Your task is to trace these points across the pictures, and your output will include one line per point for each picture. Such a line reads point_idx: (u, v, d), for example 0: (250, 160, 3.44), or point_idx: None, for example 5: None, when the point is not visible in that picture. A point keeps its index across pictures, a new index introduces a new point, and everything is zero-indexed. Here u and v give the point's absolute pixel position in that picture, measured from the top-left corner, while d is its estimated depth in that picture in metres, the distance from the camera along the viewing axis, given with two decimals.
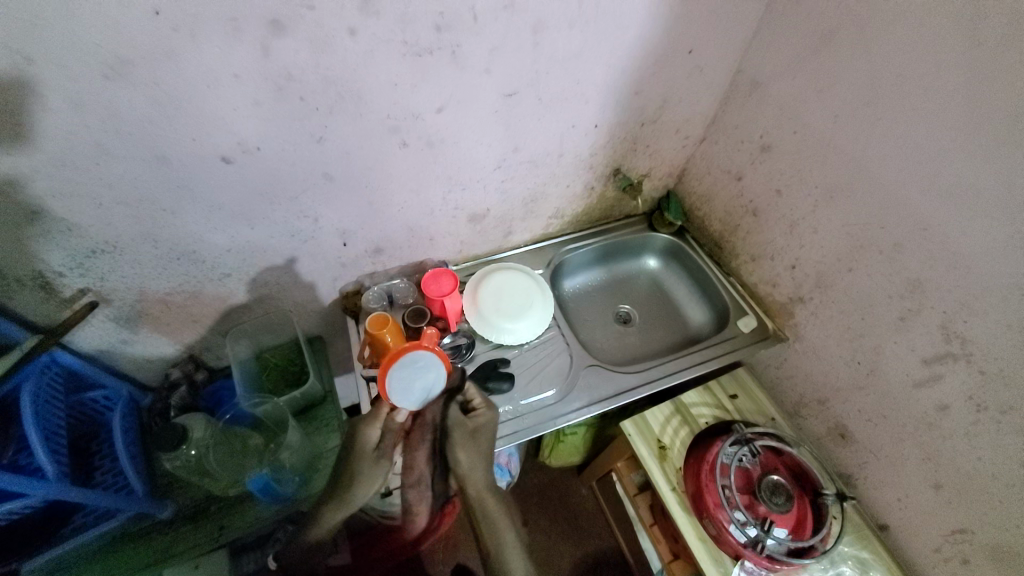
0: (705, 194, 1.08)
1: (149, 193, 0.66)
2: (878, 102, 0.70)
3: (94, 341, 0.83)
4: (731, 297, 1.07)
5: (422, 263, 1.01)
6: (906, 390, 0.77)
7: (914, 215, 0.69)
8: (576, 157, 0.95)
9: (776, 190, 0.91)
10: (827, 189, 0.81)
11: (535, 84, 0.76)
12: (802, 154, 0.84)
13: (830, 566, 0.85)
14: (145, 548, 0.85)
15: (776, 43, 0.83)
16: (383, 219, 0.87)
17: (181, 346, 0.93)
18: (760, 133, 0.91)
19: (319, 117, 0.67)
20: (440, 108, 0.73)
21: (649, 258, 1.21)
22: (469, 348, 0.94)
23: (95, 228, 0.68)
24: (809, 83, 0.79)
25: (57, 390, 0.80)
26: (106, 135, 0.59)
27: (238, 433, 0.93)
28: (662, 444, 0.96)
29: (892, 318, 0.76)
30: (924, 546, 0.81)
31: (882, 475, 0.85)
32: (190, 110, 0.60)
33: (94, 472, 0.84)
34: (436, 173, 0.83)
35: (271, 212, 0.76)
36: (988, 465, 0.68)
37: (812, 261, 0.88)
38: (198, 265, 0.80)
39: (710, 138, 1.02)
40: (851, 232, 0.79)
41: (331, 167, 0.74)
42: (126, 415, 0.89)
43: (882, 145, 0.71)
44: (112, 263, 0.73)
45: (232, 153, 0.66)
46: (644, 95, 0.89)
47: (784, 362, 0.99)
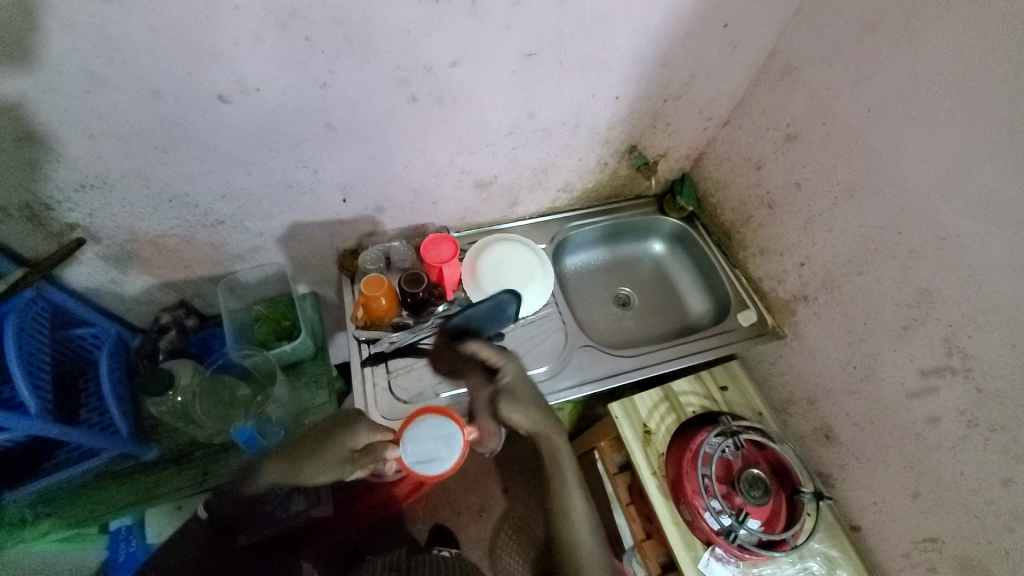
0: (721, 181, 1.05)
1: (142, 129, 0.63)
2: (916, 100, 0.66)
3: (84, 279, 0.82)
4: (734, 289, 1.05)
5: (423, 227, 0.98)
6: (899, 399, 0.77)
7: (936, 224, 0.67)
8: (592, 130, 0.91)
9: (795, 183, 0.88)
10: (848, 187, 0.78)
11: (556, 46, 0.72)
12: (828, 148, 0.80)
13: (797, 559, 0.87)
14: (130, 485, 0.88)
15: (817, 24, 0.77)
16: (385, 178, 0.83)
17: (172, 290, 0.92)
18: (787, 122, 0.86)
19: (325, 61, 0.63)
20: (454, 63, 0.68)
21: (655, 241, 1.18)
22: (464, 318, 0.92)
23: (85, 161, 0.64)
24: (846, 72, 0.74)
25: (43, 324, 0.78)
26: (96, 62, 0.54)
27: (225, 384, 0.91)
28: (647, 428, 0.96)
29: (895, 326, 0.75)
30: (893, 549, 0.83)
31: (861, 478, 0.86)
32: (186, 42, 0.55)
33: (80, 410, 0.84)
34: (445, 133, 0.79)
35: (268, 160, 0.73)
36: (969, 480, 0.69)
37: (822, 261, 0.86)
38: (192, 210, 0.77)
39: (734, 122, 0.98)
40: (867, 235, 0.77)
41: (334, 116, 0.70)
42: (114, 354, 0.87)
43: (914, 147, 0.67)
44: (101, 200, 0.70)
45: (230, 93, 0.62)
46: (671, 69, 0.84)
47: (779, 359, 0.99)
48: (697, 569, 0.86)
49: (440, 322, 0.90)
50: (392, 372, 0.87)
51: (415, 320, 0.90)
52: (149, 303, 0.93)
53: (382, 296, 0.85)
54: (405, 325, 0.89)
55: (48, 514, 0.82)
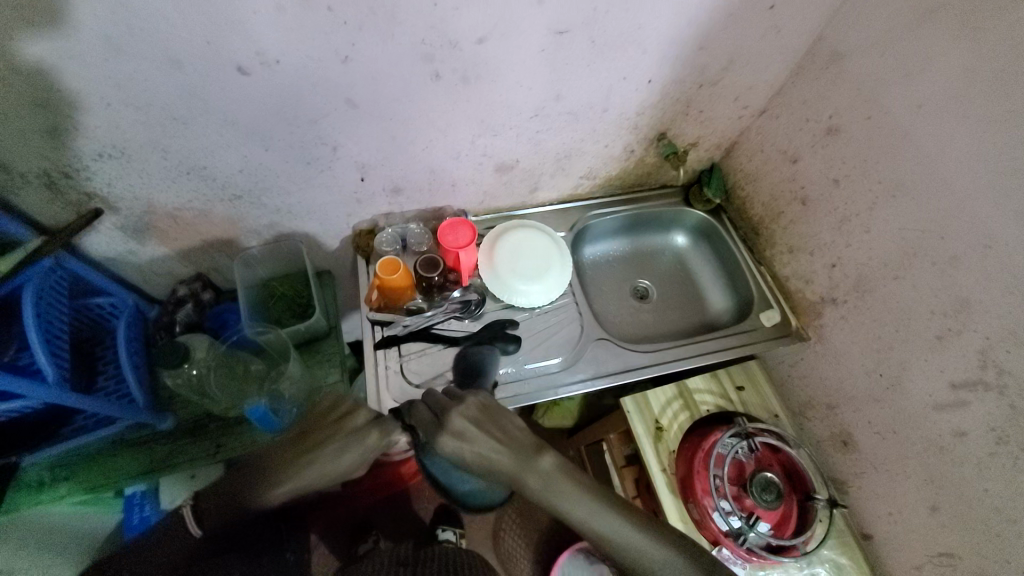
0: (752, 174, 1.00)
1: (159, 99, 0.61)
2: (973, 96, 0.61)
3: (102, 248, 0.82)
4: (757, 287, 1.01)
5: (441, 210, 0.96)
6: (925, 410, 0.74)
7: (982, 230, 0.62)
8: (620, 115, 0.87)
9: (833, 180, 0.83)
10: (890, 187, 0.74)
11: (589, 24, 0.68)
12: (872, 144, 0.75)
13: (805, 564, 0.86)
14: (144, 454, 0.88)
15: (871, 8, 0.72)
16: (405, 158, 0.81)
17: (189, 263, 0.92)
18: (829, 114, 0.81)
19: (346, 34, 0.60)
20: (480, 39, 0.65)
21: (678, 234, 1.14)
22: (479, 305, 0.91)
23: (102, 130, 0.63)
24: (899, 63, 0.69)
25: (62, 292, 0.79)
26: (114, 27, 0.53)
27: (241, 359, 0.92)
28: (659, 424, 0.95)
29: (928, 335, 0.72)
30: (905, 560, 0.82)
31: (878, 487, 0.84)
32: (205, 10, 0.53)
33: (98, 376, 0.86)
34: (467, 113, 0.76)
35: (286, 136, 0.71)
36: (992, 498, 0.66)
37: (855, 263, 0.82)
38: (209, 183, 0.76)
39: (772, 112, 0.93)
40: (907, 238, 0.72)
41: (354, 92, 0.67)
42: (131, 325, 0.88)
43: (967, 146, 0.63)
44: (119, 171, 0.70)
45: (249, 64, 0.60)
46: (708, 53, 0.79)
47: (800, 361, 0.96)
48: None
49: (455, 308, 0.89)
50: (404, 356, 0.86)
51: (430, 305, 0.89)
52: (167, 275, 0.93)
53: (396, 278, 0.83)
54: (420, 310, 0.89)
55: (66, 478, 0.84)
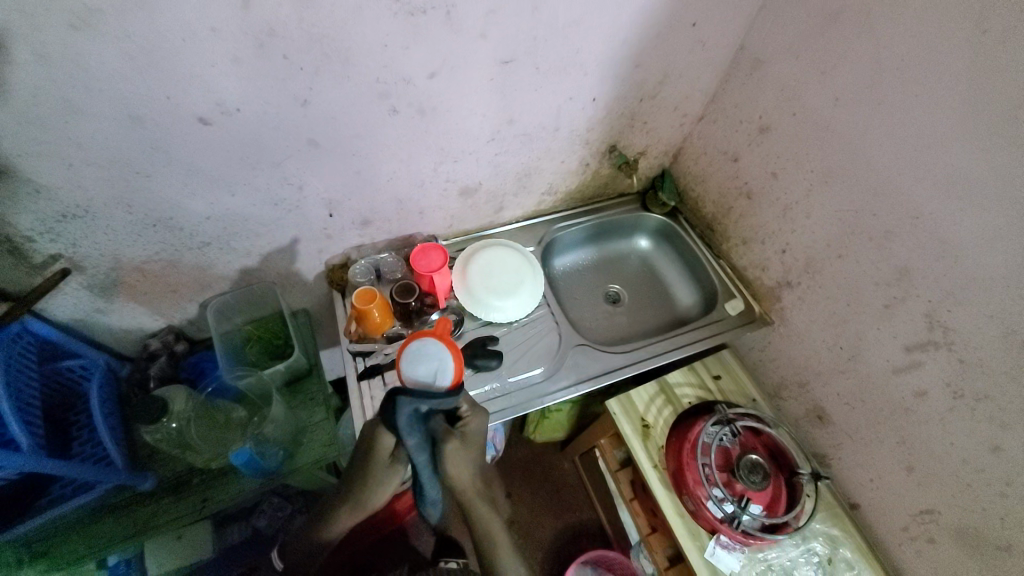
0: (700, 175, 1.07)
1: (122, 156, 0.63)
2: (880, 86, 0.69)
3: (69, 310, 0.80)
4: (720, 280, 1.07)
5: (411, 237, 0.99)
6: (886, 376, 0.79)
7: (908, 204, 0.69)
8: (572, 132, 0.92)
9: (771, 173, 0.90)
10: (823, 173, 0.80)
11: (531, 53, 0.73)
12: (799, 137, 0.83)
13: (801, 541, 0.88)
14: (129, 518, 0.85)
15: (782, 17, 0.80)
16: (371, 190, 0.84)
17: (161, 316, 0.91)
18: (759, 114, 0.89)
19: (303, 79, 0.63)
20: (431, 74, 0.69)
21: (640, 238, 1.20)
22: (457, 325, 0.94)
23: (66, 191, 0.64)
24: (812, 63, 0.77)
25: (30, 358, 0.77)
26: (74, 91, 0.54)
27: (220, 409, 0.90)
28: (645, 423, 0.98)
29: (877, 305, 0.77)
30: (892, 524, 0.85)
31: (856, 456, 0.88)
32: (165, 68, 0.56)
33: (72, 442, 0.82)
34: (427, 143, 0.80)
35: (252, 179, 0.73)
36: (960, 450, 0.71)
37: (802, 246, 0.88)
38: (177, 233, 0.76)
39: (709, 117, 1.00)
40: (843, 218, 0.79)
41: (316, 133, 0.70)
42: (104, 386, 0.85)
43: (881, 130, 0.70)
44: (85, 230, 0.70)
45: (210, 115, 0.63)
46: (644, 69, 0.86)
47: (768, 345, 1.01)
48: (703, 557, 0.87)
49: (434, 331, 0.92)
50: (387, 383, 0.87)
51: (409, 330, 0.91)
52: (137, 330, 0.91)
53: (376, 313, 0.85)
54: (399, 336, 0.90)
55: (44, 553, 0.80)
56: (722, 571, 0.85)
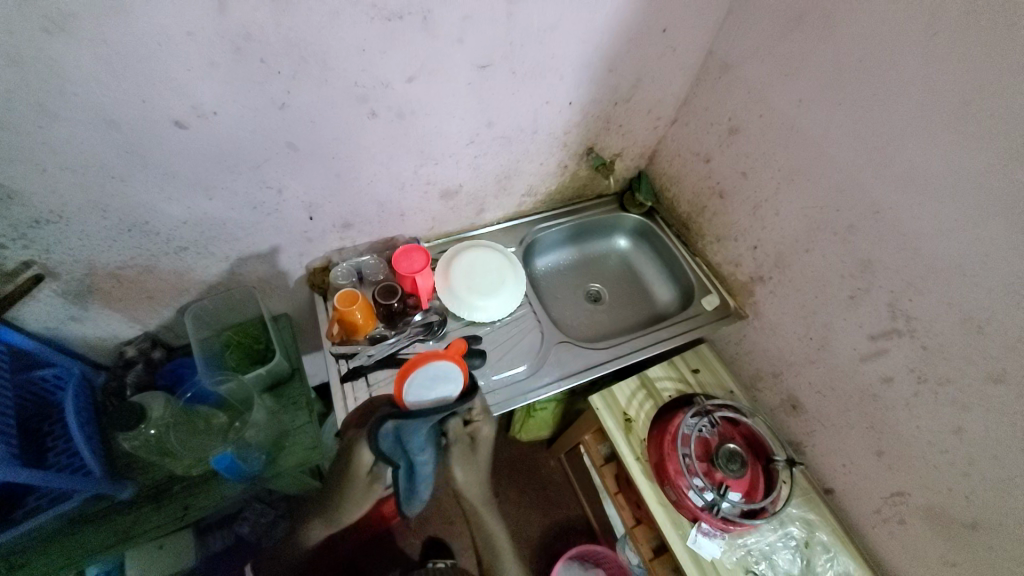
0: (674, 176, 1.11)
1: (98, 159, 0.62)
2: (840, 88, 0.72)
3: (42, 318, 0.79)
4: (696, 276, 1.10)
5: (393, 239, 0.99)
6: (854, 364, 0.82)
7: (869, 198, 0.73)
8: (550, 134, 0.94)
9: (741, 172, 0.94)
10: (789, 172, 0.84)
11: (508, 57, 0.75)
12: (766, 138, 0.86)
13: (779, 526, 0.91)
14: (109, 527, 0.83)
15: (747, 23, 0.84)
16: (352, 193, 0.84)
17: (138, 323, 0.89)
18: (729, 116, 0.93)
19: (282, 82, 0.64)
20: (411, 78, 0.71)
21: (619, 237, 1.23)
22: (441, 325, 0.93)
23: (39, 196, 0.63)
24: (777, 67, 0.81)
25: (1, 368, 0.76)
26: (47, 94, 0.54)
27: (201, 413, 0.89)
28: (628, 417, 1.00)
29: (843, 295, 0.81)
30: (866, 507, 0.88)
31: (829, 443, 0.91)
32: (142, 72, 0.56)
33: (47, 453, 0.80)
34: (408, 146, 0.81)
35: (231, 182, 0.73)
36: (925, 432, 0.74)
37: (772, 242, 0.92)
38: (154, 238, 0.76)
39: (681, 119, 1.04)
40: (809, 214, 0.83)
41: (296, 136, 0.71)
42: (79, 395, 0.84)
43: (843, 129, 0.74)
44: (60, 235, 0.69)
45: (187, 118, 0.63)
46: (618, 73, 0.89)
47: (744, 338, 1.04)
48: (686, 545, 0.89)
49: (418, 331, 0.91)
50: (372, 384, 0.87)
51: (392, 332, 0.91)
52: (113, 338, 0.90)
53: (359, 315, 0.86)
54: (383, 337, 0.90)
55: (21, 565, 0.78)
56: (704, 558, 0.88)
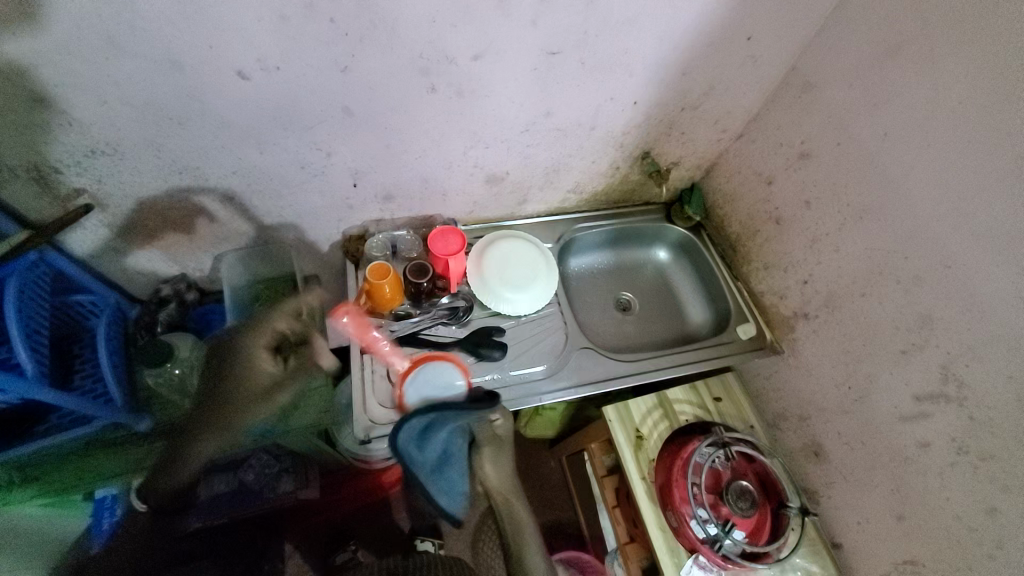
0: (730, 194, 1.05)
1: (157, 99, 0.62)
2: (932, 128, 0.66)
3: (86, 245, 0.81)
4: (735, 302, 1.06)
5: (431, 218, 0.98)
6: (891, 422, 0.77)
7: (941, 251, 0.67)
8: (607, 133, 0.91)
9: (805, 201, 0.88)
10: (858, 210, 0.79)
11: (579, 46, 0.71)
12: (839, 169, 0.81)
13: (778, 572, 0.88)
14: (121, 456, 0.87)
15: (840, 44, 0.77)
16: (398, 166, 0.83)
17: (175, 263, 0.91)
18: (802, 140, 0.87)
19: (346, 45, 0.62)
20: (475, 56, 0.68)
21: (660, 249, 1.18)
22: (466, 311, 0.92)
23: (98, 127, 0.64)
24: (865, 95, 0.75)
25: (43, 288, 0.78)
26: (117, 27, 0.54)
27: (224, 360, 0.92)
28: (640, 434, 0.97)
29: (893, 349, 0.76)
30: (873, 569, 0.84)
31: (847, 497, 0.87)
32: (212, 18, 0.55)
33: (73, 374, 0.83)
34: (461, 125, 0.79)
35: (282, 139, 0.72)
36: (954, 507, 0.70)
37: (825, 280, 0.86)
38: (200, 183, 0.76)
39: (748, 136, 0.98)
40: (872, 257, 0.77)
41: (352, 101, 0.69)
42: (112, 324, 0.88)
43: (927, 172, 0.68)
44: (112, 167, 0.70)
45: (250, 69, 0.62)
46: (690, 78, 0.84)
47: (774, 374, 0.99)
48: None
49: (442, 314, 0.91)
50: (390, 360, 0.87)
51: (417, 311, 0.90)
52: (151, 274, 0.92)
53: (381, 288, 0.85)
54: (406, 315, 0.90)
55: (36, 479, 0.82)
56: None
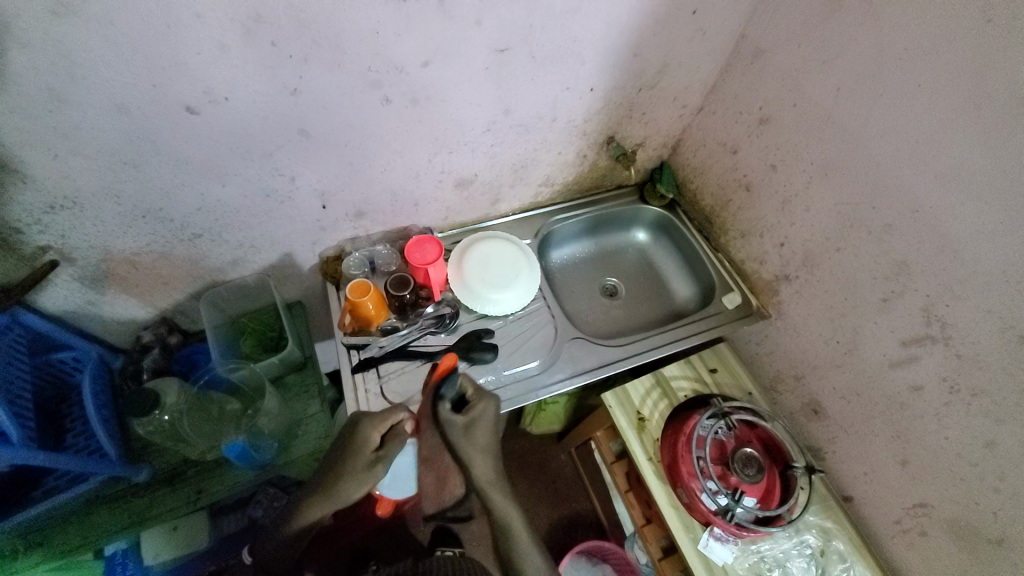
0: (699, 167, 1.06)
1: (109, 145, 0.61)
2: (882, 78, 0.67)
3: (60, 301, 0.80)
4: (718, 273, 1.06)
5: (406, 229, 0.98)
6: (882, 369, 0.78)
7: (906, 196, 0.68)
8: (569, 122, 0.91)
9: (771, 165, 0.89)
10: (822, 167, 0.79)
11: (528, 40, 0.72)
12: (799, 129, 0.81)
13: (794, 533, 0.89)
14: (123, 509, 0.85)
15: (783, 7, 0.78)
16: (365, 182, 0.83)
17: (153, 308, 0.90)
18: (760, 105, 0.88)
19: (293, 67, 0.62)
20: (425, 63, 0.68)
21: (639, 230, 1.19)
22: (453, 317, 0.92)
23: (53, 180, 0.63)
24: (814, 53, 0.76)
25: (21, 350, 0.77)
26: (58, 78, 0.53)
27: (215, 400, 0.90)
28: (641, 415, 0.98)
29: (875, 299, 0.77)
30: (885, 516, 0.85)
31: (850, 450, 0.88)
32: (152, 56, 0.55)
33: (65, 434, 0.82)
34: (421, 134, 0.78)
35: (242, 170, 0.72)
36: (953, 445, 0.71)
37: (800, 240, 0.87)
38: (166, 225, 0.75)
39: (708, 108, 0.99)
40: (842, 212, 0.78)
41: (308, 123, 0.69)
42: (97, 377, 0.85)
43: (883, 121, 0.69)
44: (74, 220, 0.69)
45: (198, 103, 0.61)
46: (643, 58, 0.85)
47: (765, 338, 1.00)
48: (698, 550, 0.87)
49: (430, 323, 0.90)
50: (383, 376, 0.86)
51: (404, 323, 0.90)
52: (130, 322, 0.91)
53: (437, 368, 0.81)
54: (394, 329, 0.89)
55: (40, 543, 0.80)
56: (715, 563, 0.86)
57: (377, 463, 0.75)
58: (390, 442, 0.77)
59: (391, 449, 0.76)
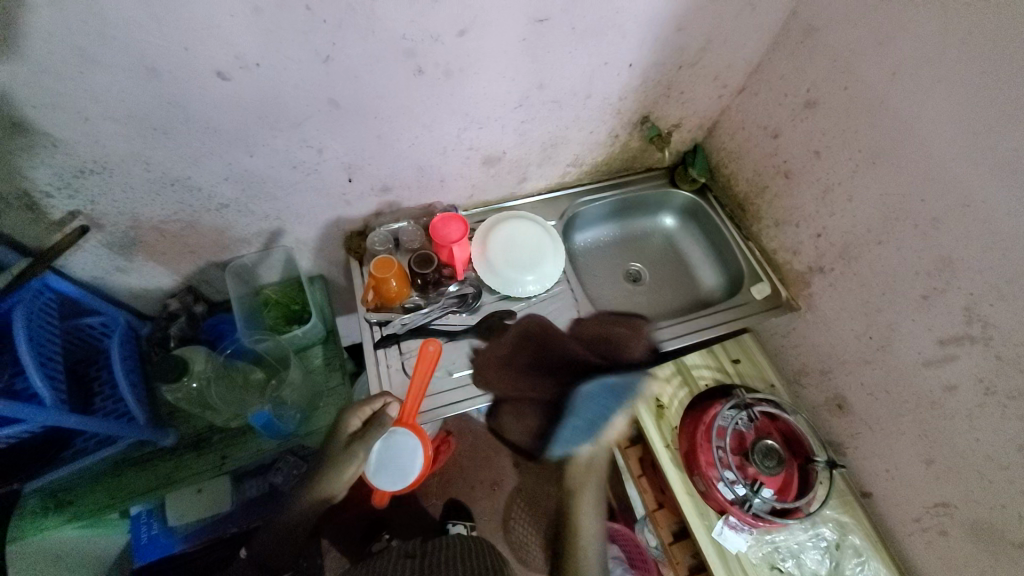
0: (734, 151, 1.02)
1: (139, 110, 0.60)
2: (944, 62, 0.63)
3: (87, 267, 0.80)
4: (747, 262, 1.04)
5: (431, 206, 0.96)
6: (916, 368, 0.76)
7: (959, 190, 0.65)
8: (603, 100, 0.87)
9: (814, 152, 0.85)
10: (870, 155, 0.76)
11: (568, 10, 0.68)
12: (847, 114, 0.78)
13: (810, 526, 0.89)
14: (150, 472, 0.87)
15: None
16: (392, 155, 0.81)
17: (179, 277, 0.91)
18: (807, 88, 0.83)
19: (326, 34, 0.60)
20: (461, 32, 0.65)
21: (665, 215, 1.16)
22: (475, 298, 0.91)
23: (81, 145, 0.62)
24: (869, 33, 0.71)
25: (51, 315, 0.78)
26: (86, 38, 0.52)
27: (239, 369, 0.90)
28: (660, 402, 0.97)
29: (915, 296, 0.74)
30: (904, 514, 0.84)
31: (873, 447, 0.87)
32: (180, 18, 0.53)
33: (94, 397, 0.84)
34: (450, 108, 0.76)
35: (270, 140, 0.70)
36: (985, 447, 0.69)
37: (839, 231, 0.84)
38: (194, 193, 0.74)
39: (750, 89, 0.94)
40: (887, 204, 0.75)
41: (337, 92, 0.67)
42: (125, 343, 0.87)
43: (938, 109, 0.65)
44: (103, 186, 0.68)
45: (229, 68, 0.59)
46: (686, 33, 0.80)
47: (792, 331, 0.98)
48: (711, 536, 0.87)
49: (452, 302, 0.90)
50: (405, 353, 0.86)
51: (426, 302, 0.90)
52: (157, 290, 0.91)
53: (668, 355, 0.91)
54: (416, 307, 0.89)
55: (67, 502, 0.83)
56: (728, 550, 0.87)
57: (355, 442, 0.79)
58: (373, 423, 0.78)
59: (371, 431, 0.77)
